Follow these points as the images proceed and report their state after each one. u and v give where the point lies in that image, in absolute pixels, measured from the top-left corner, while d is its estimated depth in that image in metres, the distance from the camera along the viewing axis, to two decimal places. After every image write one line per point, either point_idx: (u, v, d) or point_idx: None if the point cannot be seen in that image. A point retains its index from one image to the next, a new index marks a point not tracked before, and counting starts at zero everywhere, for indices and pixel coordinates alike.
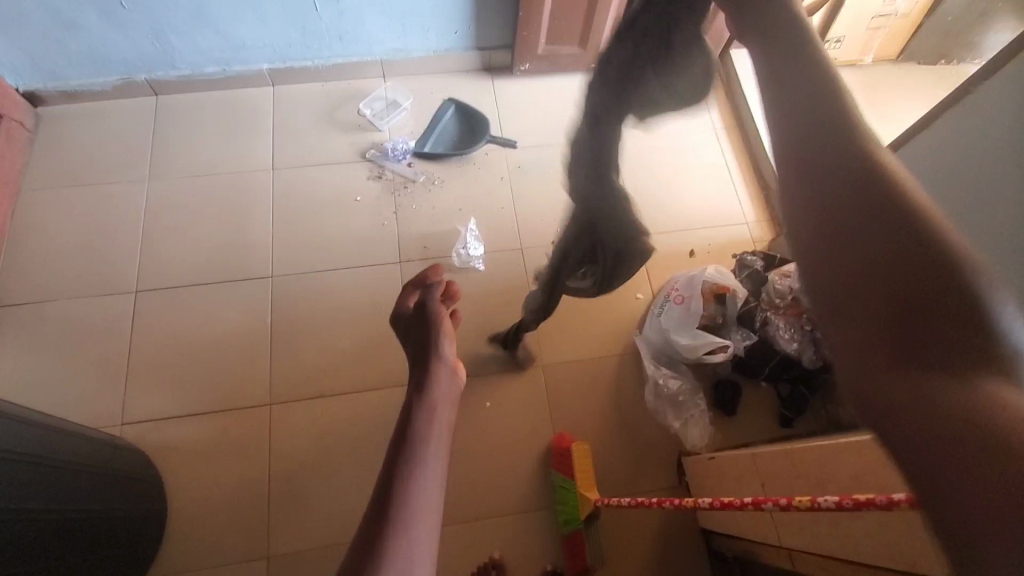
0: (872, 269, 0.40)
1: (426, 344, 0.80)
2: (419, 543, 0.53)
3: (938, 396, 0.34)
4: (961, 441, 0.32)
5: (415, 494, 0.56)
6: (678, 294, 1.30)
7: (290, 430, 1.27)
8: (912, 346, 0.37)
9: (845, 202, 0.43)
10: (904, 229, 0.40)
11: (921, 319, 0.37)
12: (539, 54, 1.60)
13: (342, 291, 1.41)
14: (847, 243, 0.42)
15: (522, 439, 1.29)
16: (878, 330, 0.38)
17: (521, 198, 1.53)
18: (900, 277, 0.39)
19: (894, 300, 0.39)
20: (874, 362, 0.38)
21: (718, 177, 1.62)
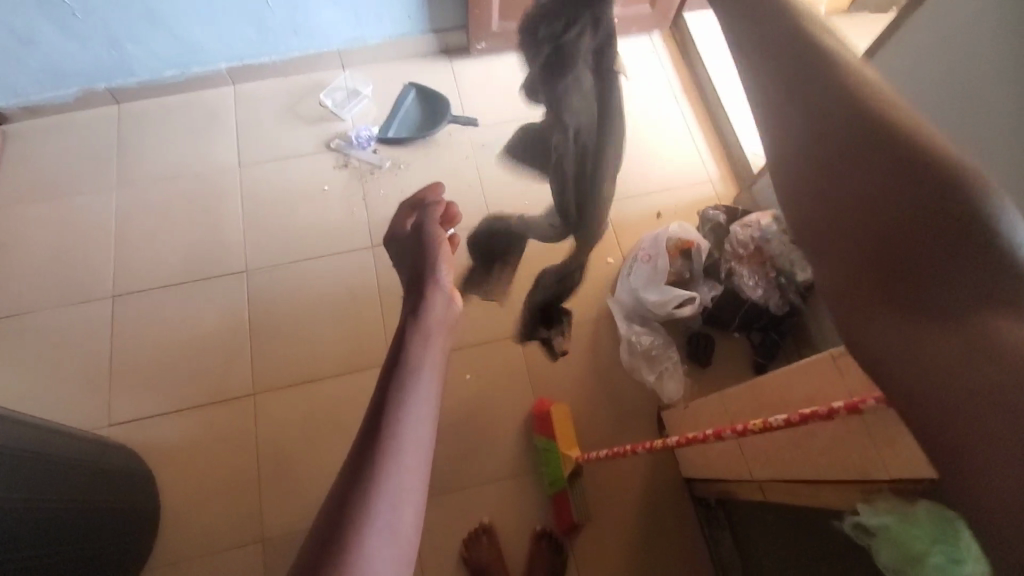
0: (870, 210, 0.43)
1: (422, 272, 0.86)
2: (415, 456, 0.60)
3: (942, 336, 0.37)
4: (951, 378, 0.36)
5: (411, 411, 0.63)
6: (644, 253, 1.33)
7: (276, 418, 1.30)
8: (900, 288, 0.41)
9: (834, 152, 0.45)
10: (900, 165, 0.42)
11: (912, 256, 0.41)
12: (494, 32, 1.62)
13: (318, 280, 1.43)
14: (840, 194, 0.45)
15: (504, 408, 1.31)
16: (878, 273, 0.42)
17: (487, 174, 1.55)
18: (888, 220, 0.42)
19: (892, 242, 0.42)
20: (870, 304, 0.42)
21: (680, 139, 1.65)
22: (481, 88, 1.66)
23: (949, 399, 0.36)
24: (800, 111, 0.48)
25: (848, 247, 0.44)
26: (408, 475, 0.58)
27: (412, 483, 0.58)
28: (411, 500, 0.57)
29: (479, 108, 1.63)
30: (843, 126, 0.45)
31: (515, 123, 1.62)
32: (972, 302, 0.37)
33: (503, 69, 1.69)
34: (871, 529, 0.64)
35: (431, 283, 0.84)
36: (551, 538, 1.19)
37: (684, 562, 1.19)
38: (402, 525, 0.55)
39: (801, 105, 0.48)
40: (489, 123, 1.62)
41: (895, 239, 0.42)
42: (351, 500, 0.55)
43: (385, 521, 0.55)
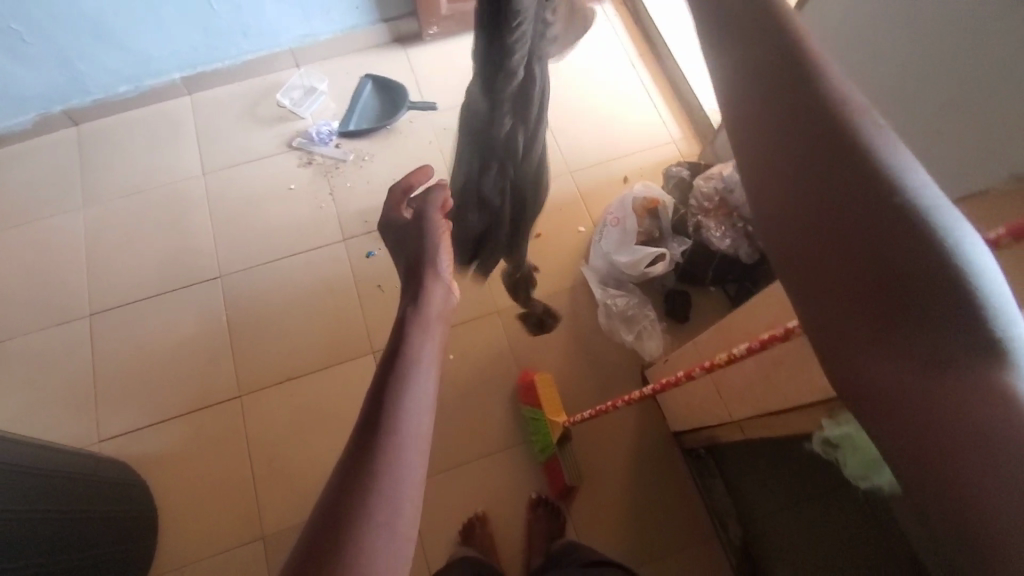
0: (847, 247, 0.39)
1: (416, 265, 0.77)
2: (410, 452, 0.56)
3: (937, 394, 0.35)
4: (945, 435, 0.34)
5: (403, 405, 0.58)
6: (613, 217, 1.35)
7: (264, 417, 1.31)
8: (892, 338, 0.37)
9: (811, 185, 0.41)
10: (888, 202, 0.37)
11: (893, 302, 0.37)
12: (444, 15, 1.62)
13: (292, 279, 1.43)
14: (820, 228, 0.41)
15: (490, 384, 1.33)
16: (861, 309, 0.39)
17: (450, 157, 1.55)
18: (868, 261, 0.38)
19: (872, 281, 0.38)
20: (853, 340, 0.39)
21: (640, 102, 1.65)
22: (437, 72, 1.66)
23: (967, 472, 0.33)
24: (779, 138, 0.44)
25: (826, 278, 0.40)
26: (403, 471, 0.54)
27: (407, 483, 0.54)
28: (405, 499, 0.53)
29: (437, 92, 1.63)
30: (826, 156, 0.41)
31: None
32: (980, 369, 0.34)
33: (457, 52, 1.69)
34: (838, 446, 0.69)
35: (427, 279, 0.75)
36: (547, 504, 1.21)
37: (681, 513, 1.21)
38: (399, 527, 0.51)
39: (779, 130, 0.44)
40: (449, 106, 1.62)
41: (886, 287, 0.37)
42: (342, 498, 0.51)
43: (381, 520, 0.51)
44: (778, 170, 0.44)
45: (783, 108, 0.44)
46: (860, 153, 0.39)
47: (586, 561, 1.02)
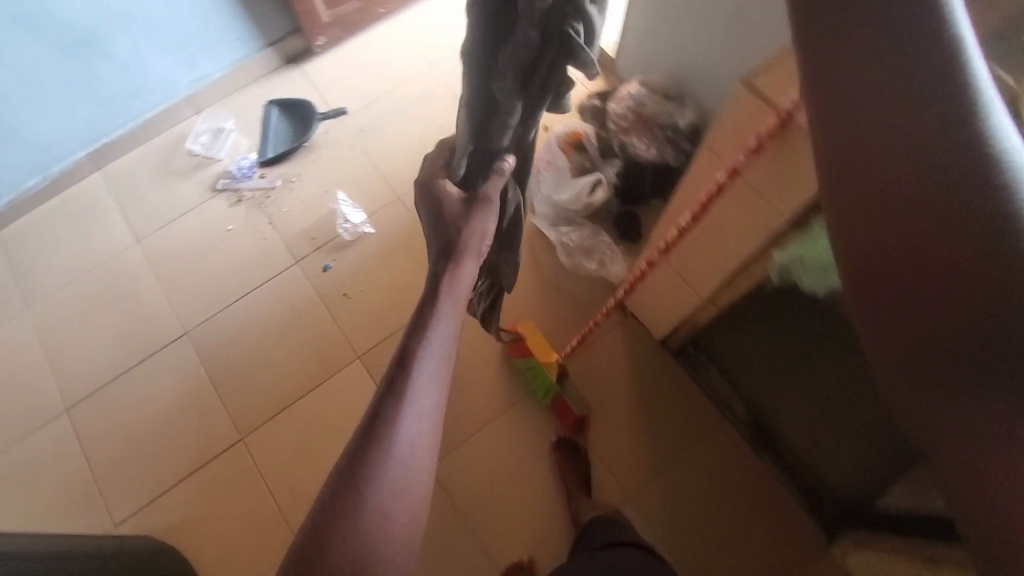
0: (930, 283, 0.37)
1: (450, 237, 0.66)
2: (423, 428, 0.58)
3: (976, 438, 0.35)
4: (977, 465, 0.35)
5: (416, 392, 0.58)
6: (545, 161, 1.39)
7: (272, 450, 1.31)
8: (962, 379, 0.36)
9: (893, 210, 0.38)
10: (959, 185, 0.35)
11: (975, 353, 0.36)
12: (328, 23, 1.63)
13: (258, 314, 1.42)
14: (859, 190, 0.40)
15: (478, 351, 1.36)
16: (940, 348, 0.37)
17: (374, 154, 1.57)
18: (949, 309, 0.36)
19: (955, 324, 0.36)
20: (923, 372, 0.38)
21: None
22: (337, 80, 1.67)
23: (990, 478, 0.34)
24: (854, 105, 0.40)
25: (908, 304, 0.39)
26: (416, 444, 0.56)
27: (421, 459, 0.57)
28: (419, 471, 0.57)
29: (343, 98, 1.65)
30: (915, 179, 0.37)
31: (382, 99, 1.64)
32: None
33: (351, 56, 1.71)
34: (788, 277, 0.81)
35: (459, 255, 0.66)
36: (568, 443, 1.24)
37: (689, 412, 1.26)
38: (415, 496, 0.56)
39: (855, 91, 0.40)
40: (358, 108, 1.63)
41: (961, 318, 0.36)
42: (358, 466, 0.54)
43: (397, 489, 0.54)
44: (847, 149, 0.41)
45: (862, 42, 0.39)
46: (942, 168, 0.35)
47: (603, 543, 0.98)
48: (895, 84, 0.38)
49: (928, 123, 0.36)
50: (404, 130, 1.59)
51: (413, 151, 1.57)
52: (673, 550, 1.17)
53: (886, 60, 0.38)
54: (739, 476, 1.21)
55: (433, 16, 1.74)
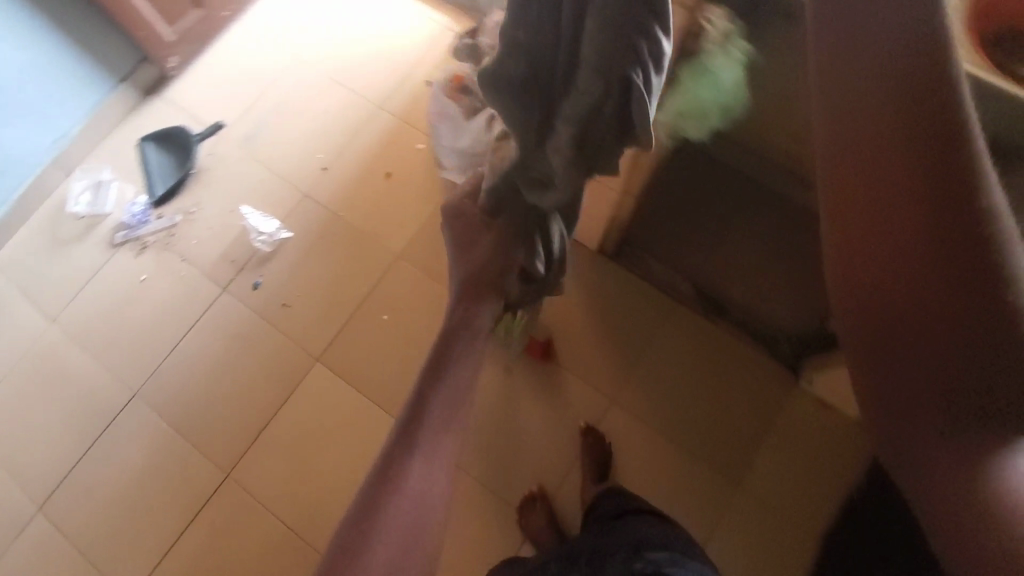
0: (933, 335, 0.48)
1: (468, 275, 0.80)
2: (431, 476, 0.63)
3: (954, 466, 0.46)
4: (942, 464, 0.47)
5: (427, 445, 0.65)
6: (436, 113, 1.41)
7: (261, 474, 1.29)
8: (955, 417, 0.47)
9: (904, 274, 0.50)
10: (975, 279, 0.46)
11: (957, 396, 0.47)
12: (174, 41, 1.55)
13: (203, 352, 1.38)
14: (868, 236, 0.52)
15: (431, 316, 1.36)
16: (936, 397, 0.48)
17: (266, 159, 1.51)
18: (944, 357, 0.48)
19: (949, 376, 0.48)
20: (916, 405, 0.50)
21: (395, 7, 1.64)
22: (203, 96, 1.60)
23: (946, 469, 0.47)
24: (873, 169, 0.50)
25: (914, 351, 0.50)
26: (422, 489, 0.61)
27: (430, 504, 0.61)
28: (429, 514, 0.61)
29: (215, 113, 1.57)
30: (928, 243, 0.48)
31: (255, 102, 1.57)
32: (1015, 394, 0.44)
33: (210, 68, 1.63)
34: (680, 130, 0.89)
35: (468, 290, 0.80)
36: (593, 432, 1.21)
37: (637, 303, 1.32)
38: (427, 540, 0.59)
39: (874, 159, 0.50)
40: (234, 118, 1.56)
41: (958, 383, 0.47)
42: (372, 505, 0.59)
43: (406, 526, 0.59)
44: (862, 213, 0.52)
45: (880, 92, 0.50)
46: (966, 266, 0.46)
47: (614, 513, 1.00)
48: (917, 153, 0.48)
49: (946, 206, 0.47)
50: (288, 127, 1.54)
51: (304, 144, 1.52)
52: (674, 442, 1.23)
53: (911, 134, 0.48)
54: (699, 349, 1.28)
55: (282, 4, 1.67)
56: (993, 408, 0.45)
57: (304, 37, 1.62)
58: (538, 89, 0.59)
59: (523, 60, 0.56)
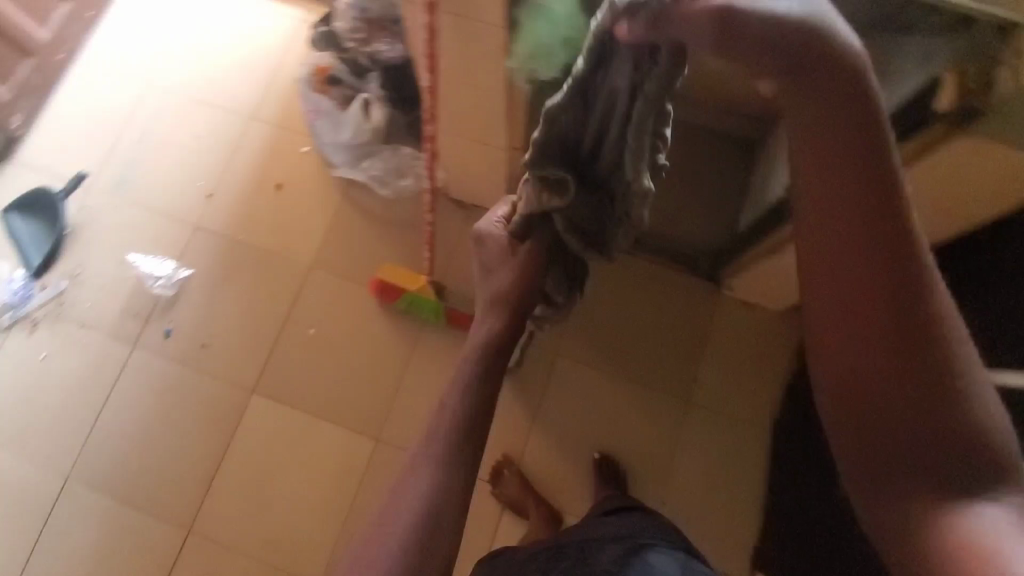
0: (914, 401, 0.55)
1: (500, 303, 0.81)
2: (445, 494, 0.65)
3: (926, 508, 0.54)
4: (918, 516, 0.54)
5: (423, 482, 0.66)
6: (312, 111, 1.35)
7: (223, 521, 1.24)
8: (931, 472, 0.55)
9: (877, 342, 0.56)
10: (944, 359, 0.54)
11: (938, 455, 0.55)
12: (10, 97, 1.42)
13: (129, 415, 1.30)
14: (848, 312, 0.57)
15: (358, 317, 1.33)
16: (909, 453, 0.56)
17: (144, 200, 1.42)
18: (922, 423, 0.55)
19: (929, 438, 0.55)
20: (890, 456, 0.57)
21: (243, 10, 1.54)
22: (57, 148, 1.47)
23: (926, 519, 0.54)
24: (852, 258, 0.56)
25: (889, 412, 0.56)
26: (429, 507, 0.65)
27: (438, 525, 0.64)
28: (436, 534, 0.64)
29: (76, 163, 1.45)
30: (903, 329, 0.54)
31: (117, 143, 1.46)
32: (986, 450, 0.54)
33: (55, 116, 1.49)
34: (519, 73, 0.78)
35: (492, 308, 0.81)
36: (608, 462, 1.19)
37: None
38: (435, 559, 0.63)
39: (852, 249, 0.55)
40: (99, 164, 1.45)
41: (937, 444, 0.55)
42: (371, 538, 0.64)
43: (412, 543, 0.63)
44: (839, 293, 0.57)
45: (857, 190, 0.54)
46: (933, 344, 0.54)
47: (606, 508, 0.98)
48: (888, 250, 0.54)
49: (917, 300, 0.54)
50: (160, 161, 1.44)
51: (182, 175, 1.43)
52: (619, 377, 1.25)
53: (884, 238, 0.54)
54: (640, 286, 1.29)
55: (122, 31, 1.53)
56: (964, 462, 0.54)
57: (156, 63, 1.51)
58: (571, 155, 0.72)
59: (560, 141, 0.70)
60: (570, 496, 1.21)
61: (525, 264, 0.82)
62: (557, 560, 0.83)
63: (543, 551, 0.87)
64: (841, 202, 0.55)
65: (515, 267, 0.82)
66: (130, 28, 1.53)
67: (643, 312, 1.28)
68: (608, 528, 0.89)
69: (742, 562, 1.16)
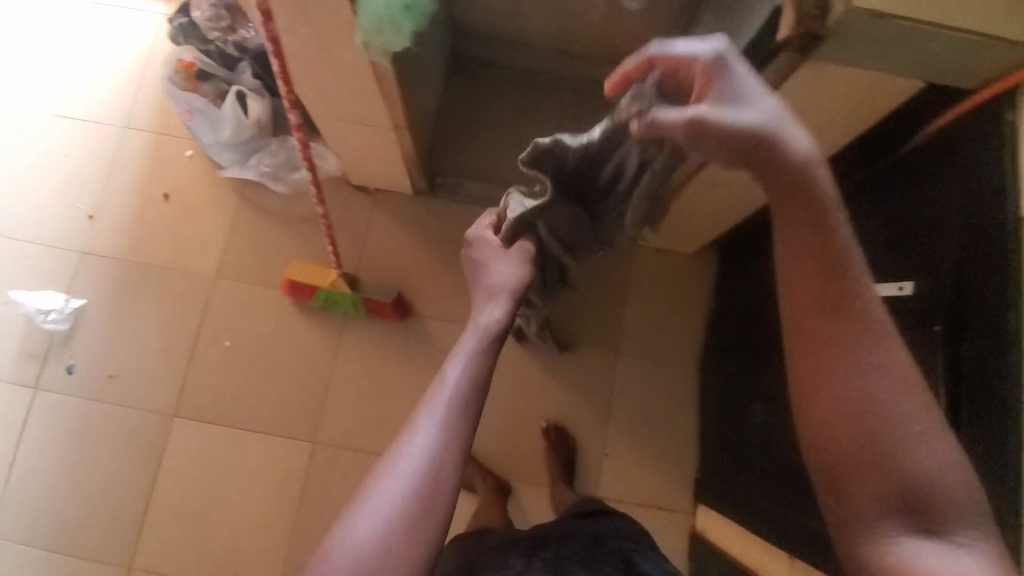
0: (893, 446, 0.47)
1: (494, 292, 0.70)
2: (438, 479, 0.52)
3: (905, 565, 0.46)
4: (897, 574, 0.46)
5: (427, 430, 0.54)
6: (185, 110, 1.25)
7: (165, 551, 1.19)
8: (906, 526, 0.47)
9: (850, 379, 0.49)
10: (917, 398, 0.48)
11: (916, 507, 0.47)
12: None
13: (42, 461, 1.21)
14: (819, 344, 0.50)
15: (275, 322, 1.27)
16: (889, 504, 0.48)
17: (19, 230, 1.30)
18: (903, 470, 0.47)
19: (910, 489, 0.47)
20: (868, 509, 0.48)
21: (96, 10, 1.41)
22: None
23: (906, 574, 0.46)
24: (816, 290, 0.50)
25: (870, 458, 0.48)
26: (433, 459, 0.53)
27: (436, 500, 0.52)
28: (434, 516, 0.51)
29: None
30: (873, 367, 0.48)
31: None
32: (969, 497, 0.48)
33: None
34: (371, 40, 0.73)
35: (493, 297, 0.69)
36: (555, 430, 1.20)
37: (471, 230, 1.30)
38: (434, 536, 0.51)
39: (814, 283, 0.50)
40: None
41: (918, 495, 0.47)
42: (356, 501, 0.52)
43: (396, 540, 0.50)
44: (811, 325, 0.50)
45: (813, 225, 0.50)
46: (902, 384, 0.48)
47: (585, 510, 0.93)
48: (845, 286, 0.50)
49: (880, 336, 0.49)
50: (30, 186, 1.32)
51: (57, 199, 1.32)
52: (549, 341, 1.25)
53: (842, 270, 0.50)
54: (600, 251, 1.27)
55: (8, 55, 1.37)
56: (947, 512, 0.47)
57: (53, 87, 1.37)
58: (574, 180, 0.74)
59: (568, 164, 0.71)
60: (516, 465, 1.22)
61: (526, 262, 0.74)
62: (540, 548, 0.75)
63: (524, 539, 0.80)
64: (788, 237, 0.52)
65: (518, 262, 0.74)
66: (17, 51, 1.37)
67: (615, 286, 1.28)
68: (590, 528, 0.84)
69: (685, 497, 1.21)
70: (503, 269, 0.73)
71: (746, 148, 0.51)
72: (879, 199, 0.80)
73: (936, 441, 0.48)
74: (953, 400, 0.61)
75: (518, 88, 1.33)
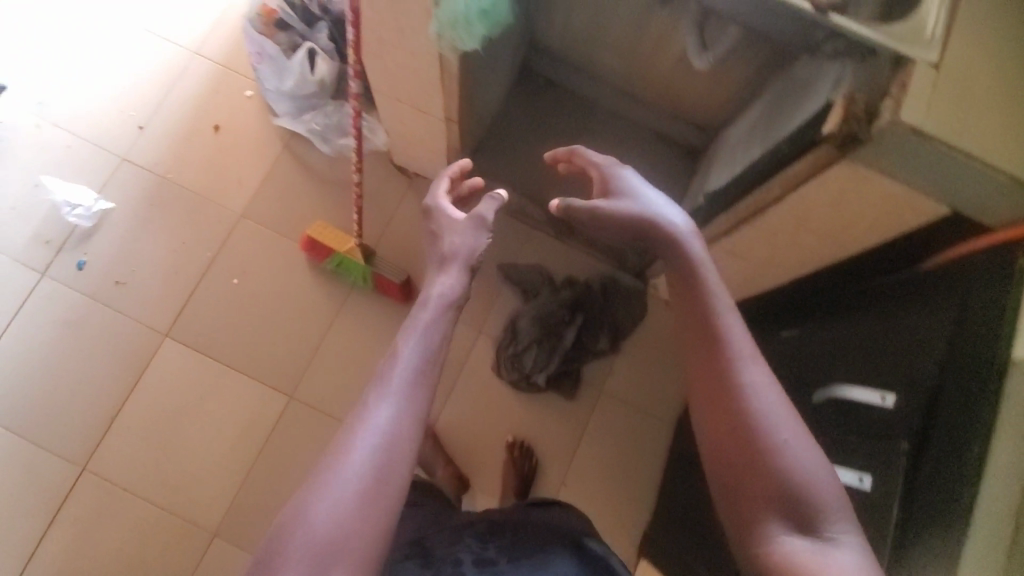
0: (766, 449, 0.51)
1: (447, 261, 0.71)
2: (398, 451, 0.54)
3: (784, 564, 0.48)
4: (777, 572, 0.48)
5: (380, 406, 0.56)
6: (255, 53, 1.30)
7: (123, 459, 1.21)
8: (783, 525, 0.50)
9: (729, 398, 0.54)
10: (783, 410, 0.53)
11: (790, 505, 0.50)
12: None
13: (31, 345, 1.25)
14: (705, 369, 0.56)
15: (285, 271, 1.30)
16: (770, 503, 0.50)
17: (69, 124, 1.35)
18: (777, 472, 0.50)
19: (783, 489, 0.50)
20: (755, 509, 0.51)
21: None
22: None
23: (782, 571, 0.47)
24: (701, 317, 0.58)
25: (749, 462, 0.52)
26: (387, 437, 0.54)
27: (389, 477, 0.53)
28: (390, 486, 0.53)
29: None
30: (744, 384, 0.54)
31: (44, 61, 1.37)
32: (833, 487, 0.51)
33: None
34: (444, 32, 0.76)
35: (448, 267, 0.70)
36: (522, 445, 1.22)
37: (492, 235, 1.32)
38: (386, 511, 0.52)
39: (698, 310, 0.58)
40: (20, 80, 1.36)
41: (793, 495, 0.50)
42: (312, 480, 0.52)
43: (350, 518, 0.51)
44: (698, 348, 0.57)
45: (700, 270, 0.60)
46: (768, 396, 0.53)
47: None
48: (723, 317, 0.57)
49: (750, 359, 0.55)
50: (90, 87, 1.37)
51: (113, 105, 1.36)
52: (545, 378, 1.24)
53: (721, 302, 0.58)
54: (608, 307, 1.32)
55: (7, 55, 1.36)
56: (814, 509, 0.49)
57: (54, 87, 1.36)
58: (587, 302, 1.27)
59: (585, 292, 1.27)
60: (476, 469, 1.23)
61: (481, 226, 0.74)
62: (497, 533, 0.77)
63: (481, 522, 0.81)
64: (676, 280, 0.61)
65: (474, 227, 0.74)
66: (17, 51, 1.37)
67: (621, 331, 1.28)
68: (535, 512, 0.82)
69: (631, 544, 1.21)
70: (455, 234, 0.73)
71: (623, 222, 0.66)
72: (866, 313, 0.82)
73: (802, 437, 0.52)
74: (903, 515, 0.64)
75: (570, 114, 1.36)
